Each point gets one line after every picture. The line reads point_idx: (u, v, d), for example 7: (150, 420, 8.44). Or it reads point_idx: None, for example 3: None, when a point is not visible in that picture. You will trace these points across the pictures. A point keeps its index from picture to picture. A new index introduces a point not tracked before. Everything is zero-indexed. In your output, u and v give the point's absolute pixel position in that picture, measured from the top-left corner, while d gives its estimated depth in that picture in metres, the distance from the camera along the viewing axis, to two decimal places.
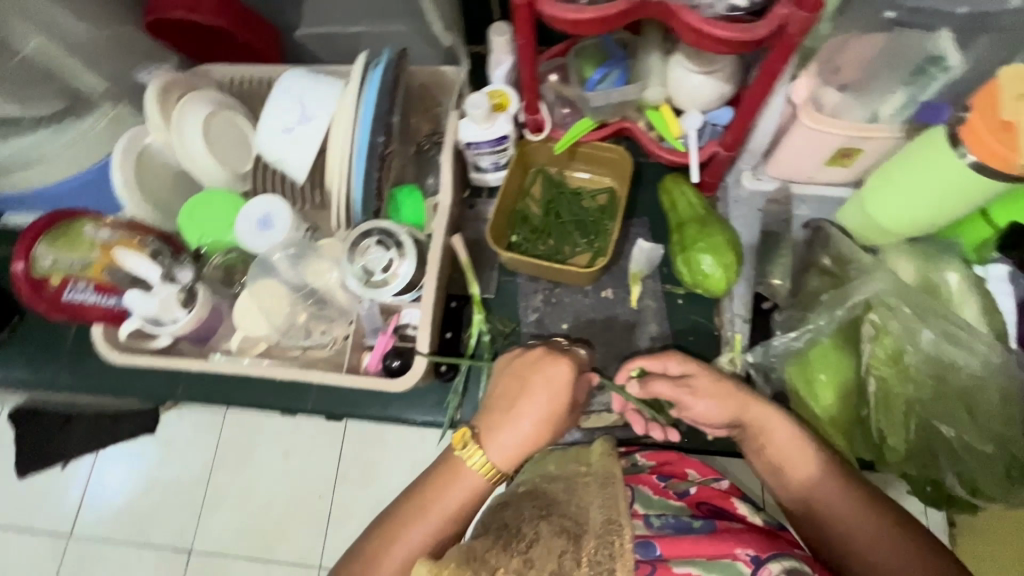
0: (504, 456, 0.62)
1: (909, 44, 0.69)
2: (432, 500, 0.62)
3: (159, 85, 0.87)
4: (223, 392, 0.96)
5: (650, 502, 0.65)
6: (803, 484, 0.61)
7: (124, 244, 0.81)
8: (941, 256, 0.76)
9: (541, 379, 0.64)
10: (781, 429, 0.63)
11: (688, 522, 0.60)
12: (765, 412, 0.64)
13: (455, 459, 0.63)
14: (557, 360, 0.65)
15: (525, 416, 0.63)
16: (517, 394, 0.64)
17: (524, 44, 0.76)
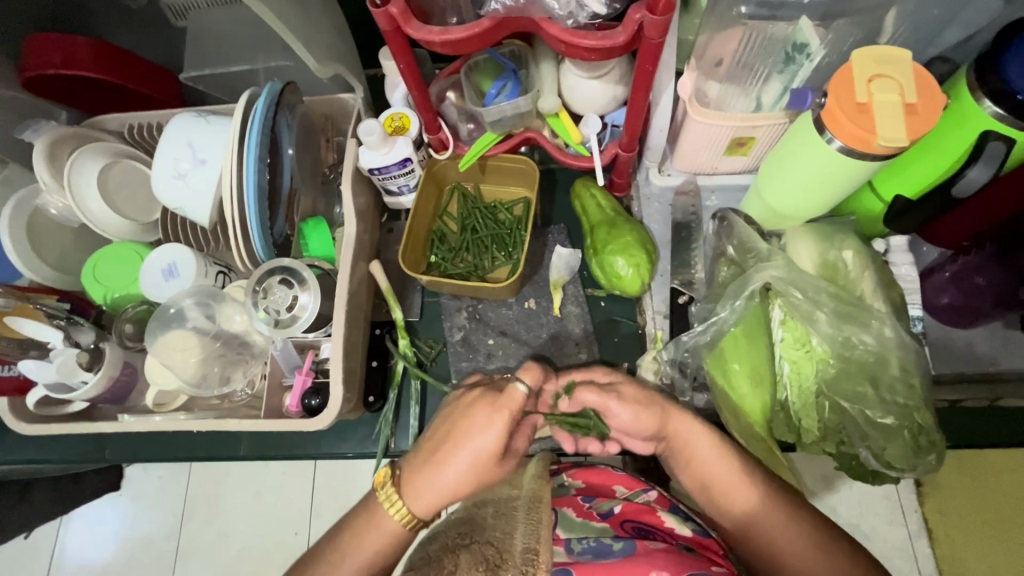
0: (423, 505, 0.61)
1: (775, 35, 0.71)
2: (352, 539, 0.62)
3: (45, 145, 0.84)
4: (150, 449, 0.93)
5: (573, 524, 0.66)
6: (721, 490, 0.63)
7: (18, 312, 0.77)
8: (839, 233, 0.77)
9: (468, 435, 0.59)
10: (704, 441, 0.64)
11: (608, 545, 0.62)
12: (686, 425, 0.64)
13: (377, 500, 0.63)
14: (486, 412, 0.59)
15: (445, 468, 0.60)
16: (442, 441, 0.61)
17: (406, 69, 0.75)
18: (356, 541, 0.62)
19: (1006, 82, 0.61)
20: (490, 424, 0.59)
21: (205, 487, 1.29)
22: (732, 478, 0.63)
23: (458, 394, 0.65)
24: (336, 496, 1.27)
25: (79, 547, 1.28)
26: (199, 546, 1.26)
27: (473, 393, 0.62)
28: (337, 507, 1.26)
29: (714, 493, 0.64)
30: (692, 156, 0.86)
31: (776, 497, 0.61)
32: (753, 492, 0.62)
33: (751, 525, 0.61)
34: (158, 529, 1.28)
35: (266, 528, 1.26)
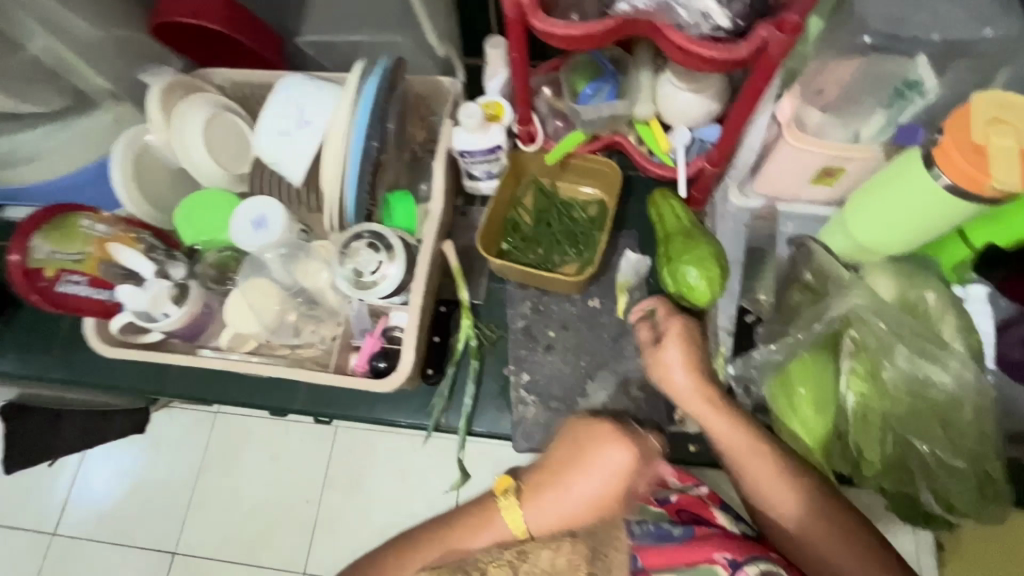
0: (539, 528, 0.73)
1: (887, 69, 0.72)
2: (455, 542, 0.75)
3: (162, 87, 0.89)
4: (207, 390, 0.98)
5: (634, 505, 0.73)
6: (763, 490, 0.72)
7: (120, 240, 0.84)
8: (921, 274, 0.77)
9: (596, 458, 0.71)
10: (737, 437, 0.73)
11: (668, 530, 0.71)
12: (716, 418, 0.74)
13: (491, 505, 0.76)
14: (618, 445, 0.71)
15: (569, 491, 0.72)
16: (579, 469, 0.72)
17: (517, 58, 0.78)
18: (465, 544, 0.75)
19: None
20: (620, 457, 0.71)
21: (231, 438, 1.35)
22: (766, 468, 0.72)
23: (581, 419, 0.76)
24: (352, 473, 1.30)
25: (91, 487, 1.36)
26: (220, 493, 1.32)
27: (597, 421, 0.75)
28: (350, 484, 1.30)
29: (748, 481, 0.72)
30: (778, 180, 0.87)
31: (819, 514, 0.69)
32: (796, 498, 0.71)
33: (795, 529, 0.70)
34: (176, 476, 1.34)
35: (284, 490, 1.31)
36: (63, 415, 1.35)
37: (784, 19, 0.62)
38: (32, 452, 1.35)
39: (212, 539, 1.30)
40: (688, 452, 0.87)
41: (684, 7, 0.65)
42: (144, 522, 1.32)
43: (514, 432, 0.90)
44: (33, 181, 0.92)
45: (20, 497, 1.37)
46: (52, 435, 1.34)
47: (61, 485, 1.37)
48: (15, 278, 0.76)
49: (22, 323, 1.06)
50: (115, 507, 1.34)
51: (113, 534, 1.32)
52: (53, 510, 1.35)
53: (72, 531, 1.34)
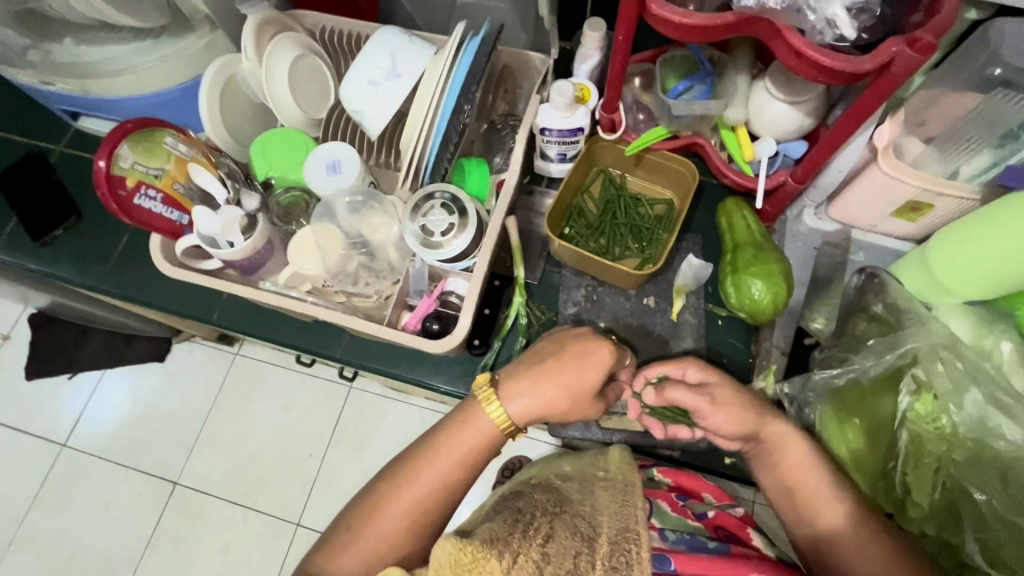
0: (519, 413, 0.63)
1: (1006, 108, 0.69)
2: (441, 443, 0.64)
3: (257, 20, 0.88)
4: (256, 323, 1.00)
5: (667, 517, 0.72)
6: (811, 509, 0.64)
7: (200, 162, 0.87)
8: (999, 323, 0.76)
9: (578, 359, 0.64)
10: (793, 449, 0.66)
11: (703, 542, 0.67)
12: (780, 432, 0.67)
13: (473, 405, 0.65)
14: (603, 349, 0.65)
15: (557, 379, 0.63)
16: (552, 362, 0.64)
17: (623, 40, 0.76)
18: (444, 444, 0.64)
19: None
20: (598, 357, 0.64)
21: (253, 379, 1.36)
22: (801, 463, 0.66)
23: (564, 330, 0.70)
24: (362, 433, 1.31)
25: (107, 402, 1.38)
26: (232, 432, 1.33)
27: (581, 332, 0.68)
28: (359, 443, 1.31)
29: (799, 510, 0.65)
30: (858, 208, 0.86)
31: (866, 522, 0.61)
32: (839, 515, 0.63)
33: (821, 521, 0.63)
34: (194, 405, 1.36)
35: (291, 440, 1.32)
36: (92, 329, 1.40)
37: (917, 37, 0.60)
38: (58, 362, 1.40)
39: (216, 475, 1.32)
40: (721, 465, 0.86)
41: (813, 11, 0.62)
42: (153, 448, 1.34)
43: None
44: (116, 96, 0.95)
45: (40, 402, 1.40)
46: (80, 346, 1.40)
47: (80, 396, 1.39)
48: (99, 183, 0.78)
49: (80, 233, 1.08)
50: (129, 424, 1.36)
51: (123, 454, 1.35)
52: (68, 422, 1.38)
53: (84, 443, 1.36)
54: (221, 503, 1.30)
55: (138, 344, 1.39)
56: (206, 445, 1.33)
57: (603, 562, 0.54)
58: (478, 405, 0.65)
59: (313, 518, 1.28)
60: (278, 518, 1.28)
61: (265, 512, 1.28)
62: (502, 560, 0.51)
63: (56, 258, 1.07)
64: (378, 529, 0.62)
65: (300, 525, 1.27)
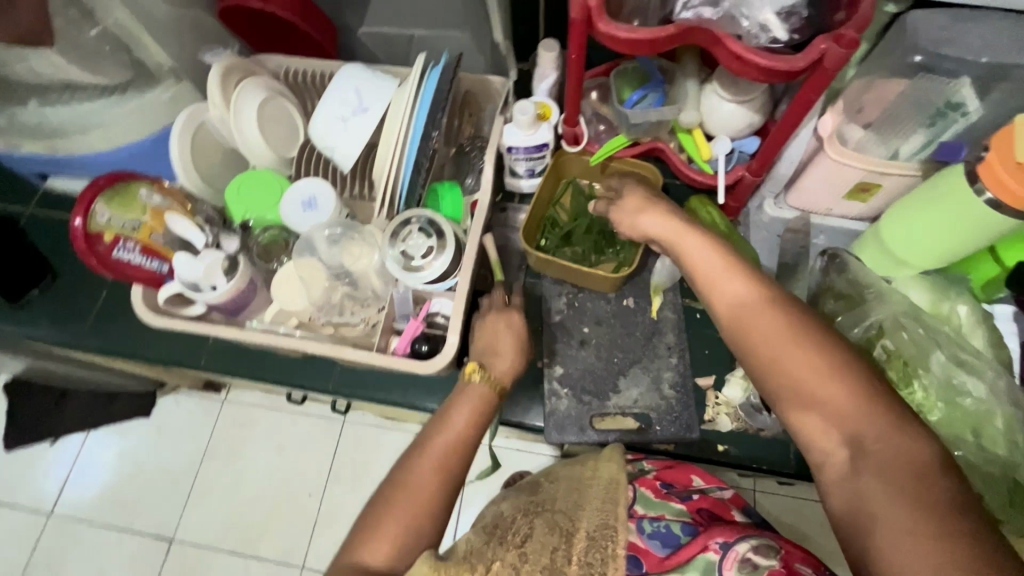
0: (504, 376, 0.73)
1: (932, 90, 0.75)
2: (452, 413, 0.67)
3: (221, 69, 0.90)
4: (244, 365, 1.00)
5: (652, 503, 0.73)
6: (817, 401, 0.54)
7: (176, 210, 0.88)
8: (953, 288, 0.81)
9: (510, 325, 0.77)
10: (761, 318, 0.58)
11: (677, 530, 0.69)
12: (742, 299, 0.60)
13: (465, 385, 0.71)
14: (509, 312, 0.78)
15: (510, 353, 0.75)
16: (495, 339, 0.77)
17: (576, 58, 0.81)
18: (459, 419, 0.66)
19: None
20: (511, 317, 0.78)
21: (243, 421, 1.35)
22: (836, 392, 0.54)
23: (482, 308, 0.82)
24: (359, 465, 1.31)
25: (94, 462, 1.35)
26: (227, 478, 1.32)
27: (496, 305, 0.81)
28: (356, 476, 1.30)
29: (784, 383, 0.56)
30: (813, 194, 0.91)
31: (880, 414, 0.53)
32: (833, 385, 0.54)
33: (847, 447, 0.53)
34: (185, 454, 1.34)
35: (286, 479, 1.31)
36: (73, 389, 1.37)
37: (842, 33, 0.65)
38: (39, 427, 1.37)
39: (214, 525, 1.29)
40: (714, 452, 0.89)
41: (746, 18, 0.68)
42: (147, 504, 1.31)
43: (545, 422, 0.91)
44: (84, 152, 0.96)
45: (23, 470, 1.36)
46: (61, 408, 1.37)
47: (64, 459, 1.36)
48: (77, 242, 0.79)
49: (57, 293, 1.08)
50: (119, 483, 1.33)
51: (115, 514, 1.31)
52: (55, 487, 1.34)
53: (72, 507, 1.33)
54: (221, 554, 1.27)
55: (122, 399, 1.37)
56: (201, 495, 1.30)
57: (579, 559, 0.58)
58: (465, 385, 0.70)
59: (318, 557, 1.26)
60: (281, 563, 1.26)
61: (267, 558, 1.26)
62: (475, 569, 0.54)
63: (34, 320, 1.06)
64: (415, 493, 0.60)
65: (306, 566, 1.25)
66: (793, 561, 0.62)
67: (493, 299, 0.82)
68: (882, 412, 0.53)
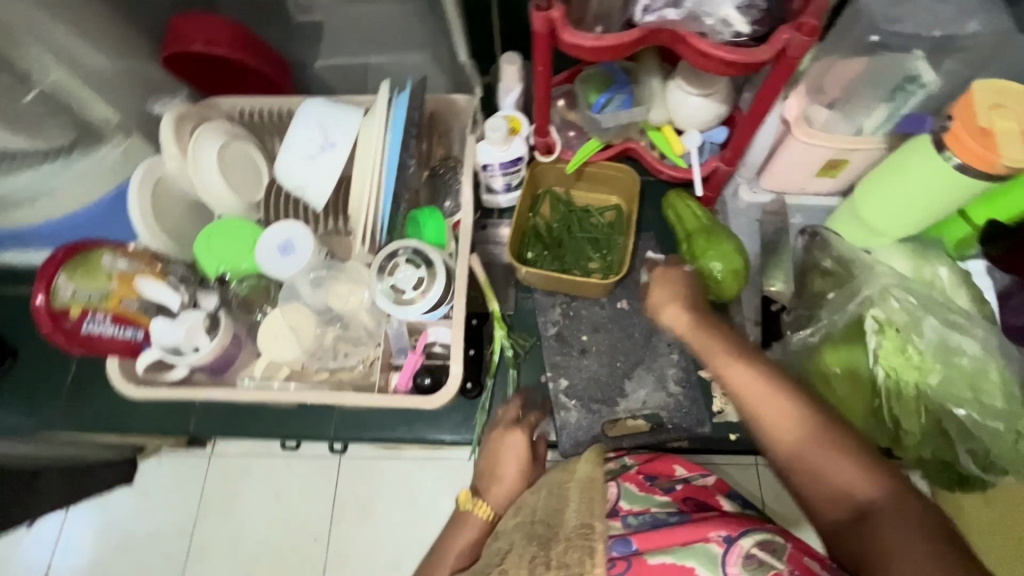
0: (499, 501, 0.73)
1: (890, 65, 0.77)
2: (447, 546, 0.71)
3: (174, 118, 0.87)
4: (237, 424, 0.96)
5: (634, 496, 0.66)
6: (826, 483, 0.56)
7: (145, 274, 0.83)
8: (930, 252, 0.84)
9: (510, 439, 0.76)
10: (769, 408, 0.61)
11: (665, 518, 0.62)
12: (750, 387, 0.62)
13: (463, 514, 0.73)
14: (512, 432, 0.77)
15: (509, 480, 0.74)
16: (493, 461, 0.76)
17: (542, 71, 0.80)
18: (449, 553, 0.70)
19: None
20: (515, 436, 0.76)
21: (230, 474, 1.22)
22: (836, 462, 0.56)
23: (499, 420, 0.82)
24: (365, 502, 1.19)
25: None
26: None
27: (501, 424, 0.79)
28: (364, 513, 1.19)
29: (806, 474, 0.57)
30: (785, 176, 0.93)
31: (896, 492, 0.53)
32: (845, 468, 0.55)
33: (858, 514, 0.53)
34: None
35: None
36: None
37: (803, 22, 0.66)
38: None
39: None
40: (727, 442, 0.89)
41: (709, 16, 0.69)
42: None
43: (558, 437, 0.90)
44: (32, 223, 0.88)
45: None
46: None
47: None
48: (41, 321, 0.72)
49: (22, 373, 1.01)
50: None
51: None
52: None
53: None
54: None
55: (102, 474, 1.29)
56: None
57: (557, 561, 0.54)
58: (463, 516, 0.73)
59: None
60: None
61: None
62: None
63: None
64: None
65: None
66: (802, 558, 0.54)
67: (507, 412, 0.83)
68: (891, 489, 0.53)
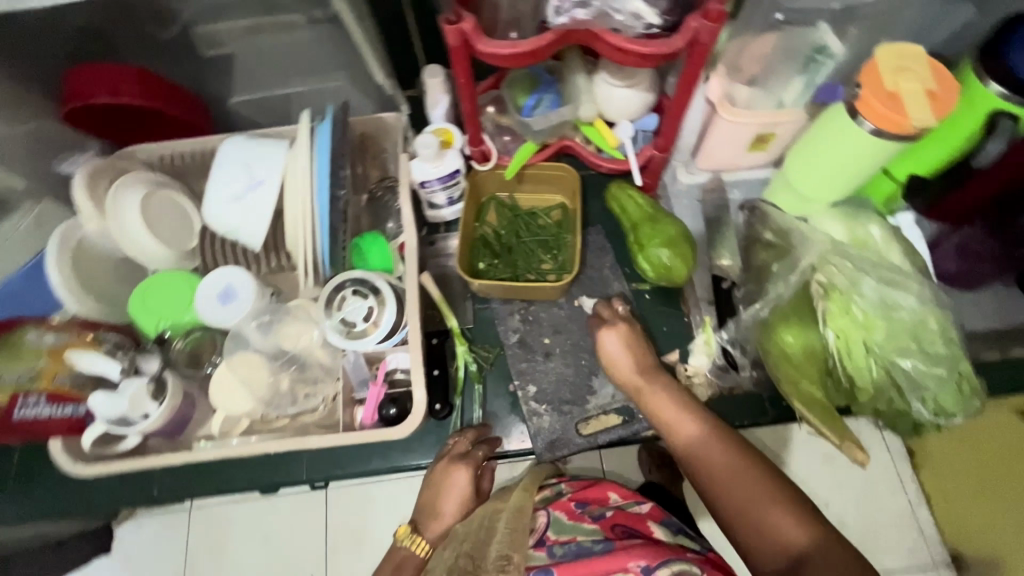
0: (435, 533, 0.73)
1: (799, 39, 0.81)
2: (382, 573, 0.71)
3: (86, 174, 0.82)
4: (205, 482, 0.93)
5: (563, 526, 0.62)
6: (767, 535, 0.55)
7: (76, 345, 0.78)
8: (862, 212, 0.87)
9: (455, 476, 0.76)
10: (716, 457, 0.62)
11: (591, 547, 0.58)
12: (700, 438, 0.64)
13: (398, 548, 0.72)
14: (456, 467, 0.76)
15: (446, 515, 0.74)
16: (435, 494, 0.75)
17: (465, 82, 0.79)
18: None
19: (1012, 68, 0.70)
20: (459, 472, 0.76)
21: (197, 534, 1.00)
22: (777, 516, 0.55)
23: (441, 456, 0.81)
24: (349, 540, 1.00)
25: None
26: None
27: (446, 456, 0.79)
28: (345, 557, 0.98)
29: (749, 527, 0.56)
30: (717, 154, 0.94)
31: (833, 543, 0.52)
32: (789, 520, 0.55)
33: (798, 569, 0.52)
34: None
35: None
36: None
37: (708, 8, 0.67)
38: None
39: None
40: None
41: (619, 11, 0.68)
42: None
43: (534, 443, 0.90)
44: None
45: None
46: None
47: None
48: None
49: None
50: None
51: None
52: None
53: None
54: None
55: None
56: None
57: None
58: (395, 549, 0.72)
59: None
60: None
61: None
62: None
63: None
64: None
65: None
66: None
67: (456, 443, 0.82)
68: (830, 542, 0.52)
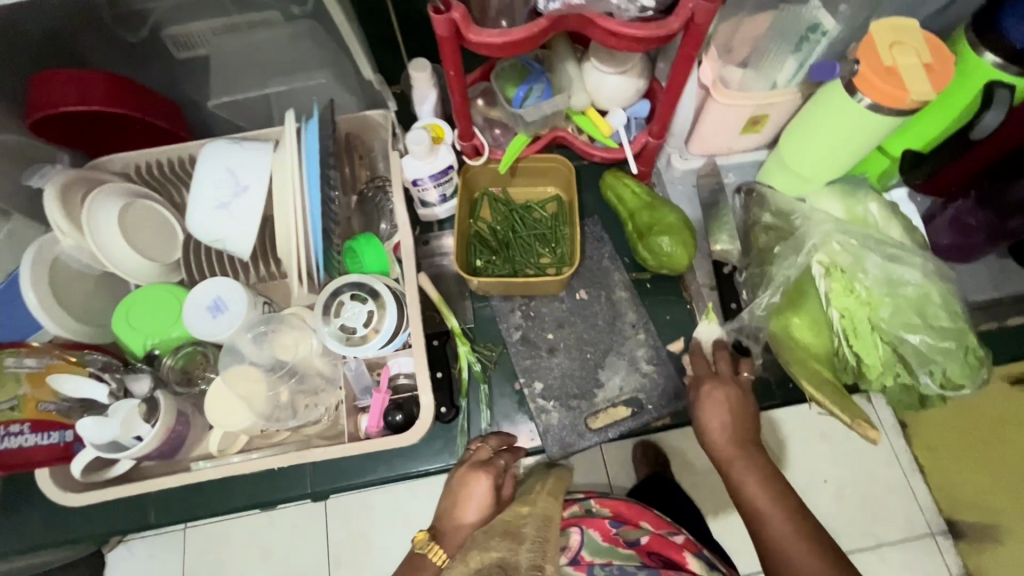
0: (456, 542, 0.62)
1: (793, 18, 0.79)
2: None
3: (60, 186, 0.77)
4: (203, 503, 0.89)
5: (598, 547, 0.68)
6: None
7: (60, 368, 0.74)
8: (859, 190, 0.88)
9: (473, 486, 0.63)
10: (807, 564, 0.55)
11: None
12: (795, 541, 0.57)
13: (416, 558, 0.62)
14: (474, 475, 0.64)
15: (467, 523, 0.63)
16: (452, 503, 0.64)
17: (455, 75, 0.77)
18: None
19: (1007, 37, 0.70)
20: (479, 479, 0.64)
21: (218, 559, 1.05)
22: None
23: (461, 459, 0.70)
24: None
25: None
26: None
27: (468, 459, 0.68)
28: None
29: None
30: (712, 139, 0.93)
31: None
32: None
33: None
34: None
35: None
36: None
37: None
38: None
39: None
40: None
41: None
42: None
43: (544, 441, 0.88)
44: None
45: None
46: None
47: None
48: None
49: None
50: None
51: None
52: None
53: None
54: None
55: None
56: None
57: None
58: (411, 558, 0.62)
59: None
60: None
61: None
62: None
63: None
64: None
65: None
66: None
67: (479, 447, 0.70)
68: None
